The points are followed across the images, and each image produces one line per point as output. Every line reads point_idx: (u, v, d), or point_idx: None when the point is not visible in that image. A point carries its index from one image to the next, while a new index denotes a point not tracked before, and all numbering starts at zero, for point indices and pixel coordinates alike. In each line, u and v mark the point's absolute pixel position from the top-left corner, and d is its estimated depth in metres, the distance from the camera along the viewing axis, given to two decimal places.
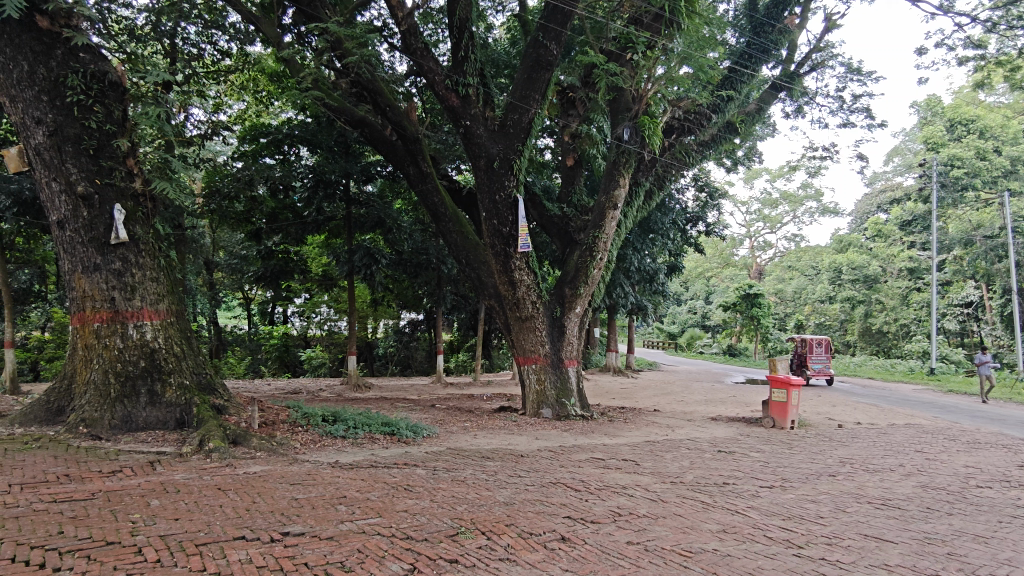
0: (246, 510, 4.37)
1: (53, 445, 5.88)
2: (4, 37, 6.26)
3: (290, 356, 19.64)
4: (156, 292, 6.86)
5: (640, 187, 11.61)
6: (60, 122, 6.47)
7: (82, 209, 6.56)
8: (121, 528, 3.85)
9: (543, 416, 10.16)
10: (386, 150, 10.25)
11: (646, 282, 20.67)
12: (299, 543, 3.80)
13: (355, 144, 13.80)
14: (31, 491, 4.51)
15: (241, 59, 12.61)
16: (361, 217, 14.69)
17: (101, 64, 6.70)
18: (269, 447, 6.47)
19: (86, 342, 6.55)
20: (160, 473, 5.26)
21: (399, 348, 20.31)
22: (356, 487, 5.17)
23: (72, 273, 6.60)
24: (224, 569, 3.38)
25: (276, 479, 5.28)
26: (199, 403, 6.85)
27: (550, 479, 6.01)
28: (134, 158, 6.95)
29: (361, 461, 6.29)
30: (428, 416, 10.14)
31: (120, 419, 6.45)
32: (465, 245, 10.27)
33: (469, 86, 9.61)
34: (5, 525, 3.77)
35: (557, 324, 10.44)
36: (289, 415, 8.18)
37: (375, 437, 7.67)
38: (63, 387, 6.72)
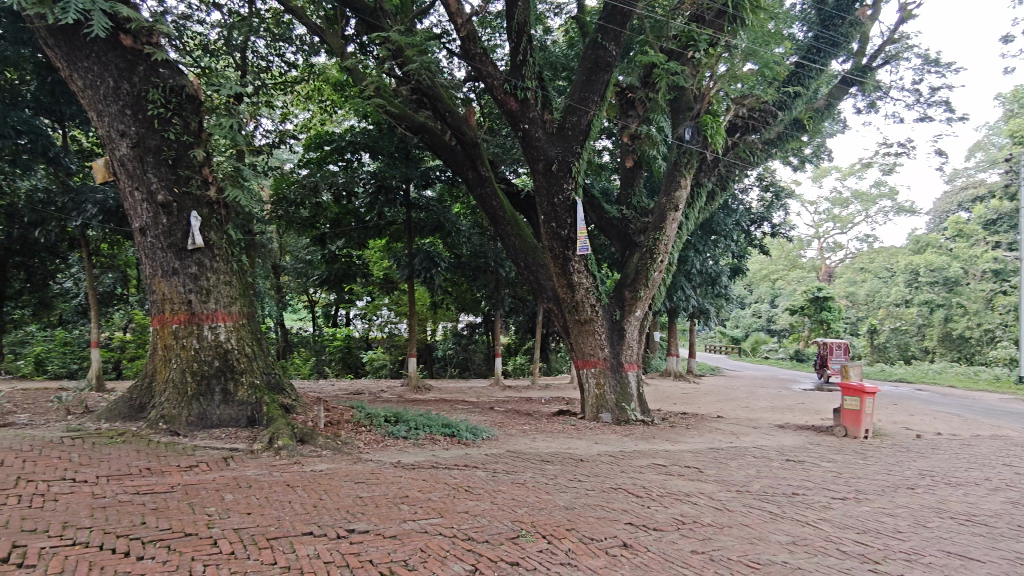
0: (313, 506, 4.50)
1: (135, 439, 6.22)
2: (92, 55, 6.67)
3: (353, 358, 20.16)
4: (229, 296, 7.17)
5: (702, 188, 11.39)
6: (142, 135, 6.85)
7: (161, 216, 6.91)
8: (198, 520, 4.04)
9: (603, 420, 10.06)
10: (446, 155, 10.38)
11: (708, 285, 20.29)
12: (363, 541, 3.89)
13: (415, 150, 13.99)
14: (117, 483, 4.78)
15: (306, 70, 13.08)
16: (421, 221, 14.99)
17: (178, 78, 7.04)
18: (334, 446, 6.65)
19: (166, 343, 6.90)
20: (233, 468, 5.48)
21: (458, 351, 20.54)
22: (418, 487, 5.25)
23: (152, 277, 6.97)
24: (294, 563, 3.49)
25: (341, 478, 5.41)
26: (268, 402, 7.11)
27: (611, 484, 5.94)
28: (209, 167, 7.29)
29: (422, 462, 6.38)
30: (487, 418, 10.21)
31: (196, 416, 6.76)
32: (524, 248, 10.26)
33: (528, 90, 9.63)
34: (93, 515, 4.01)
35: (616, 327, 10.33)
36: (353, 414, 8.38)
37: (435, 438, 7.79)
38: (144, 385, 7.12)
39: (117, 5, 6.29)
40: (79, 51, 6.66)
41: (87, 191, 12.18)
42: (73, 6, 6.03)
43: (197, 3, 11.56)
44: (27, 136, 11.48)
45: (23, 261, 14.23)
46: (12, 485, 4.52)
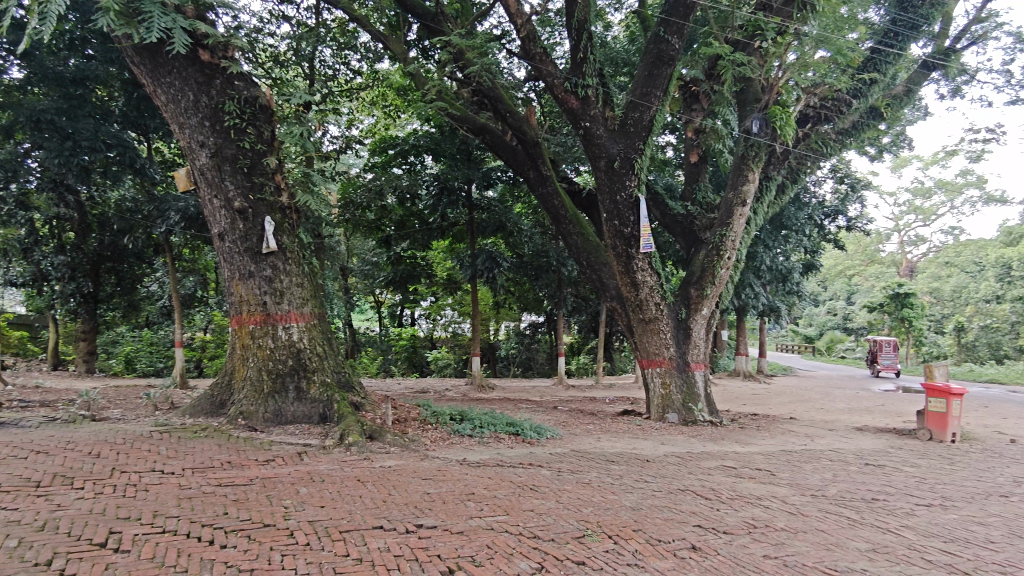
0: (383, 501, 4.62)
1: (216, 434, 6.56)
2: (173, 71, 7.06)
3: (418, 357, 20.56)
4: (301, 297, 7.44)
5: (771, 181, 11.01)
6: (220, 145, 7.20)
7: (238, 221, 7.24)
8: (275, 512, 4.22)
9: (669, 421, 9.88)
10: (507, 156, 10.44)
11: (778, 282, 19.64)
12: (431, 536, 3.97)
13: (476, 151, 14.12)
14: (200, 475, 5.06)
15: (371, 76, 13.43)
16: (483, 221, 15.08)
17: (252, 89, 7.37)
18: (401, 443, 6.80)
19: (243, 342, 7.23)
20: (307, 463, 5.70)
21: (521, 350, 20.63)
22: (483, 485, 5.30)
23: (231, 280, 7.32)
24: (365, 556, 3.60)
25: (409, 474, 5.53)
26: (338, 400, 7.33)
27: (678, 486, 5.83)
28: (281, 174, 7.59)
29: (487, 460, 6.42)
30: (551, 418, 10.18)
31: (272, 413, 7.06)
32: (586, 247, 10.24)
33: (588, 87, 9.55)
34: (181, 504, 4.26)
35: (682, 326, 10.13)
36: (419, 412, 8.53)
37: (500, 437, 7.84)
38: (224, 383, 7.50)
39: (196, 23, 6.66)
40: (163, 68, 7.07)
41: (171, 199, 12.90)
42: (156, 25, 6.43)
43: (268, 16, 12.07)
44: (117, 150, 12.24)
45: (113, 266, 15.18)
46: (108, 475, 4.84)
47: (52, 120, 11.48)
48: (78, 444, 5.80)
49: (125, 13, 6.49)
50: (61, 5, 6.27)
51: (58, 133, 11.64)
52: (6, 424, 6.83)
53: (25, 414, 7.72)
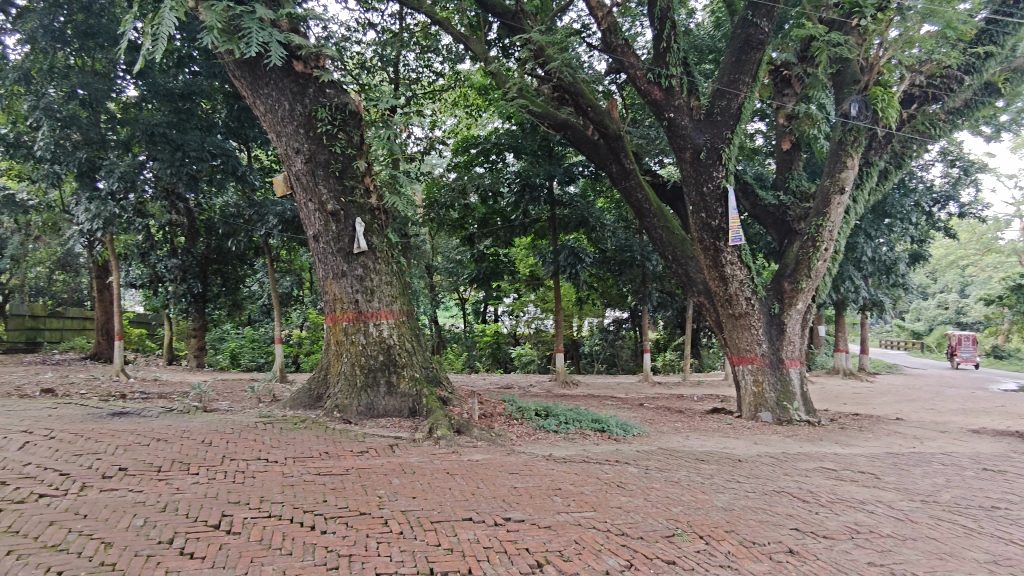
0: (471, 494, 4.72)
1: (314, 426, 6.92)
2: (270, 83, 7.48)
3: (502, 353, 20.82)
4: (390, 295, 7.68)
5: (873, 167, 10.35)
6: (313, 151, 7.55)
7: (331, 223, 7.58)
8: (371, 501, 4.40)
9: (763, 420, 9.49)
10: (589, 151, 10.36)
11: (881, 274, 18.45)
12: (519, 529, 4.01)
13: (557, 147, 14.13)
14: (301, 463, 5.36)
15: (453, 77, 13.68)
16: (565, 218, 14.89)
17: (343, 96, 7.69)
18: (488, 437, 6.90)
19: (338, 339, 7.58)
20: (398, 455, 5.90)
21: (605, 346, 20.42)
22: (569, 480, 5.31)
23: (325, 279, 7.68)
24: (456, 546, 3.69)
25: (497, 468, 5.63)
26: (427, 394, 7.51)
27: (773, 487, 5.61)
28: (370, 176, 7.89)
29: (573, 456, 6.41)
30: (637, 415, 10.01)
31: (365, 406, 7.34)
32: (672, 241, 10.02)
33: (672, 77, 9.31)
34: (284, 491, 4.53)
35: (775, 322, 9.71)
36: (504, 408, 8.61)
37: (586, 433, 7.81)
38: (321, 377, 7.89)
39: (291, 36, 7.02)
40: (260, 80, 7.49)
41: (269, 204, 13.66)
42: (255, 40, 6.80)
43: (355, 25, 12.54)
44: (220, 158, 13.22)
45: (218, 268, 16.23)
46: (219, 462, 5.21)
47: (164, 134, 12.36)
48: (192, 432, 6.28)
49: (227, 31, 6.93)
50: (171, 26, 6.71)
51: (169, 145, 12.47)
52: (131, 413, 7.48)
53: (146, 404, 8.43)
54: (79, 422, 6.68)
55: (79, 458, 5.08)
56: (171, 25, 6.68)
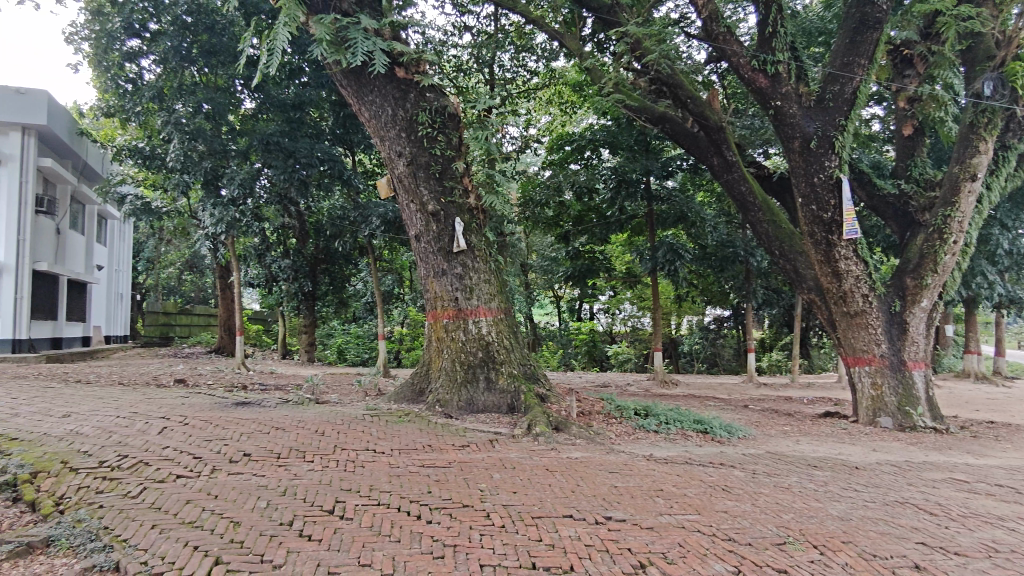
0: (571, 492, 4.72)
1: (417, 419, 7.17)
2: (374, 90, 7.81)
3: (598, 351, 20.67)
4: (489, 292, 7.81)
5: (1010, 151, 9.40)
6: (414, 154, 7.81)
7: (432, 223, 7.81)
8: (473, 494, 4.50)
9: (882, 425, 8.84)
10: (689, 144, 10.05)
11: (1020, 268, 16.70)
12: (621, 529, 3.98)
13: (655, 140, 13.83)
14: (407, 455, 5.57)
15: (547, 75, 13.72)
16: (664, 213, 14.57)
17: (442, 99, 7.90)
18: (587, 435, 6.86)
19: (439, 335, 7.82)
20: (498, 450, 5.99)
21: (705, 345, 19.73)
22: (672, 482, 5.20)
23: (427, 278, 7.93)
24: (557, 543, 3.70)
25: (596, 466, 5.60)
26: (525, 391, 7.56)
27: (895, 497, 5.23)
28: (468, 177, 8.06)
29: (675, 457, 6.25)
30: (742, 417, 9.62)
31: (466, 402, 7.52)
32: (779, 235, 9.54)
33: (779, 63, 8.87)
34: (391, 481, 4.72)
35: (895, 320, 9.04)
36: (603, 406, 8.52)
37: (688, 434, 7.60)
38: (423, 373, 8.17)
39: (393, 44, 7.33)
40: (365, 87, 7.83)
41: (372, 206, 14.24)
42: (360, 50, 7.16)
43: (452, 29, 12.85)
44: (328, 163, 13.89)
45: (327, 268, 17.13)
46: (332, 451, 5.52)
47: (278, 143, 13.20)
48: (307, 423, 6.68)
49: (334, 43, 7.31)
50: (284, 40, 7.14)
51: (283, 153, 13.30)
52: (252, 403, 8.05)
53: (265, 395, 9.05)
54: (208, 410, 7.27)
55: (209, 443, 5.55)
56: (285, 40, 7.11)
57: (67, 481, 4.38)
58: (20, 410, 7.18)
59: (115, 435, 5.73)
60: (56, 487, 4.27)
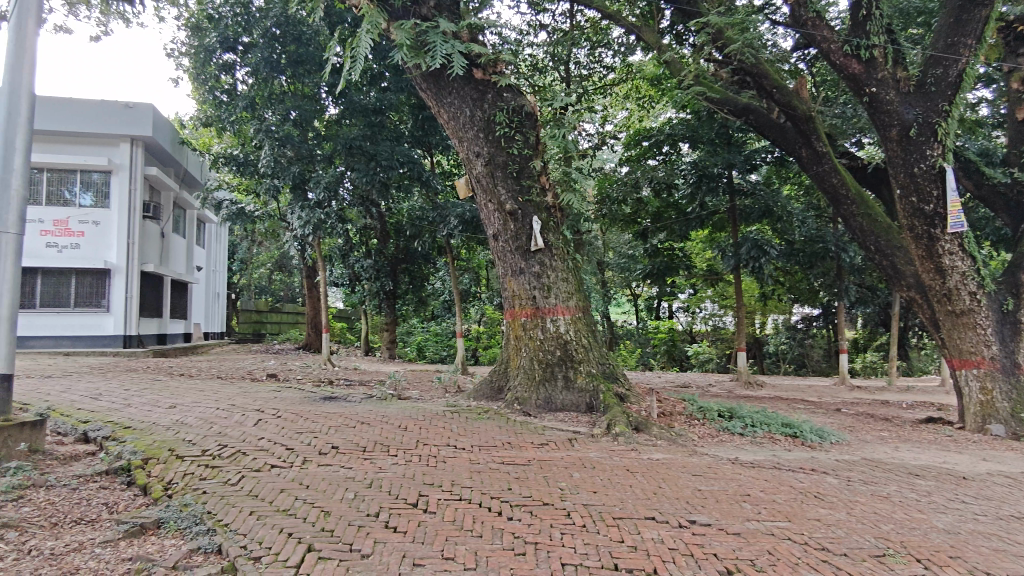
0: (653, 493, 4.63)
1: (496, 416, 7.26)
2: (453, 91, 7.94)
3: (678, 351, 20.18)
4: (567, 291, 7.79)
5: None
6: (492, 153, 7.89)
7: (510, 222, 7.86)
8: (553, 493, 4.51)
9: (993, 434, 8.17)
10: (775, 136, 9.65)
11: None
12: (706, 533, 3.87)
13: (737, 133, 13.37)
14: (487, 452, 5.64)
15: (624, 70, 13.54)
16: (747, 208, 14.03)
17: (518, 99, 7.93)
18: (668, 436, 6.72)
19: (517, 333, 7.88)
20: (577, 449, 5.97)
21: (792, 346, 18.74)
22: (760, 487, 5.01)
23: (505, 276, 8.00)
24: (640, 544, 3.65)
25: (679, 468, 5.48)
26: (605, 390, 7.48)
27: (1011, 512, 4.82)
28: (545, 175, 8.05)
29: (762, 461, 6.03)
30: (835, 421, 9.16)
31: (544, 400, 7.53)
32: (874, 229, 9.01)
33: (874, 47, 8.37)
34: (472, 476, 4.80)
35: (1008, 320, 8.33)
36: (684, 407, 8.30)
37: (776, 438, 7.31)
38: (501, 370, 8.26)
39: (471, 45, 7.43)
40: (444, 90, 7.98)
41: (451, 206, 14.49)
42: (439, 53, 7.30)
43: (527, 28, 12.88)
44: (407, 166, 14.10)
45: (406, 267, 17.61)
46: (415, 446, 5.67)
47: (360, 147, 13.66)
48: (391, 418, 6.88)
49: (414, 47, 7.50)
50: (367, 46, 7.37)
51: (366, 156, 13.75)
52: (338, 398, 8.39)
53: (350, 390, 9.40)
54: (298, 404, 7.63)
55: (300, 435, 5.82)
56: (367, 47, 7.34)
57: (174, 467, 4.71)
58: (132, 400, 7.78)
59: (215, 425, 6.11)
60: (165, 473, 4.60)
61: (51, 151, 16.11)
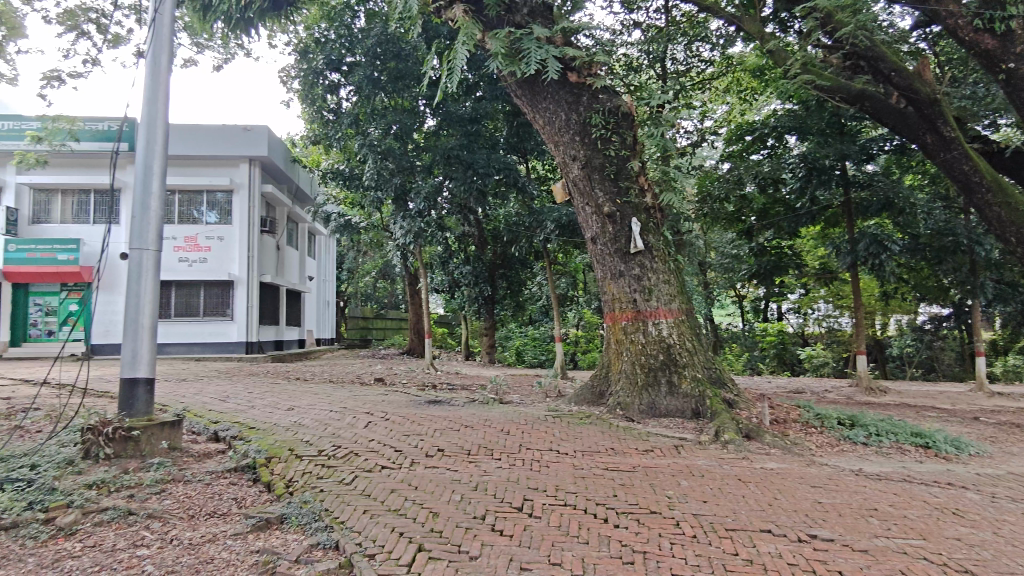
0: (769, 505, 4.41)
1: (599, 421, 7.19)
2: (548, 96, 7.96)
3: (789, 354, 19.12)
4: (669, 293, 7.60)
5: None
6: (589, 156, 7.83)
7: (608, 225, 7.77)
8: (661, 501, 4.39)
9: None
10: (894, 122, 8.94)
11: None
12: (829, 549, 3.63)
13: (850, 121, 12.54)
14: (591, 457, 5.59)
15: (723, 63, 13.07)
16: (864, 201, 13.08)
17: (614, 100, 7.82)
18: (783, 445, 6.38)
19: (618, 337, 7.77)
20: (684, 457, 5.79)
21: (920, 349, 17.49)
22: (888, 501, 4.63)
23: (604, 280, 7.92)
24: (757, 558, 3.48)
25: (796, 479, 5.17)
26: (712, 396, 7.22)
27: None
28: (644, 176, 7.87)
29: (891, 473, 5.58)
30: (974, 431, 8.33)
31: (647, 405, 7.38)
32: (1015, 219, 8.10)
33: (1011, 18, 7.57)
34: (577, 482, 4.77)
35: None
36: (800, 414, 7.85)
37: (905, 449, 6.76)
38: (603, 375, 8.19)
39: (565, 49, 7.43)
40: (540, 95, 8.02)
41: (547, 211, 14.50)
42: (534, 59, 7.34)
43: (620, 27, 12.72)
44: (503, 172, 14.33)
45: (505, 272, 17.81)
46: (518, 450, 5.71)
47: (458, 156, 14.02)
48: (493, 422, 6.97)
49: (509, 55, 7.59)
50: (463, 58, 7.53)
51: (463, 165, 14.06)
52: (443, 402, 8.60)
53: (454, 394, 9.65)
54: (405, 407, 7.90)
55: (408, 438, 6.01)
56: (464, 58, 7.50)
57: (295, 466, 5.02)
58: (256, 402, 8.36)
59: (330, 427, 6.44)
60: (286, 471, 4.90)
61: (182, 174, 17.68)
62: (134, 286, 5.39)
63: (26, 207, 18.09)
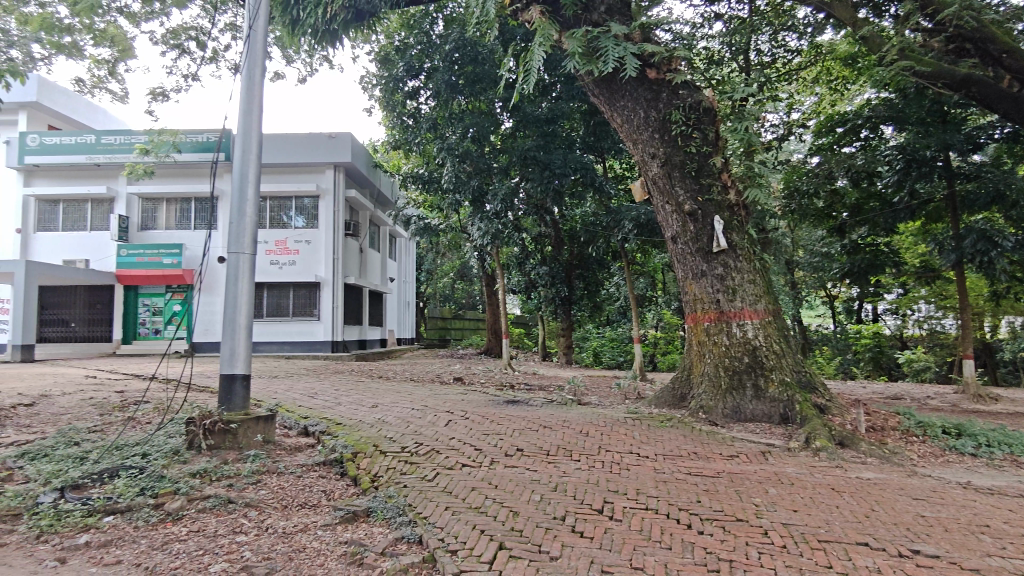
0: (865, 517, 4.17)
1: (680, 425, 7.02)
2: (626, 94, 7.86)
3: (886, 358, 18.02)
4: (754, 293, 7.33)
5: None
6: (668, 154, 7.68)
7: (689, 224, 7.58)
8: (747, 508, 4.24)
9: None
10: (1006, 107, 8.26)
11: None
12: (935, 566, 3.40)
13: (954, 108, 11.70)
14: (672, 461, 5.47)
15: (811, 52, 12.50)
16: (970, 194, 12.17)
17: (695, 95, 7.63)
18: (881, 454, 6.02)
19: (700, 339, 7.58)
20: (771, 464, 5.56)
21: None
22: (1002, 517, 4.28)
23: (685, 280, 7.74)
24: (853, 572, 3.31)
25: (896, 490, 4.87)
26: (801, 400, 6.89)
27: None
28: (727, 172, 7.64)
29: (1004, 488, 5.16)
30: None
31: (731, 409, 7.15)
32: None
33: None
34: (659, 486, 4.68)
35: None
36: (899, 421, 7.37)
37: (1020, 461, 6.24)
38: (684, 377, 8.00)
39: (644, 45, 7.28)
40: (618, 93, 7.92)
41: (625, 210, 14.31)
42: (612, 56, 7.25)
43: (701, 20, 12.38)
44: (580, 172, 14.24)
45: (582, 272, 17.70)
46: (597, 452, 5.66)
47: (535, 156, 14.08)
48: (572, 423, 6.94)
49: (587, 54, 7.53)
50: (540, 58, 7.52)
51: (540, 165, 14.09)
52: (521, 402, 8.65)
53: (532, 394, 9.68)
54: (483, 407, 7.98)
55: (487, 437, 6.09)
56: (540, 59, 7.48)
57: (379, 462, 5.18)
58: (341, 399, 8.70)
59: (412, 425, 6.61)
60: (371, 466, 5.08)
61: (274, 181, 18.63)
62: (232, 287, 5.71)
63: (135, 215, 19.53)
